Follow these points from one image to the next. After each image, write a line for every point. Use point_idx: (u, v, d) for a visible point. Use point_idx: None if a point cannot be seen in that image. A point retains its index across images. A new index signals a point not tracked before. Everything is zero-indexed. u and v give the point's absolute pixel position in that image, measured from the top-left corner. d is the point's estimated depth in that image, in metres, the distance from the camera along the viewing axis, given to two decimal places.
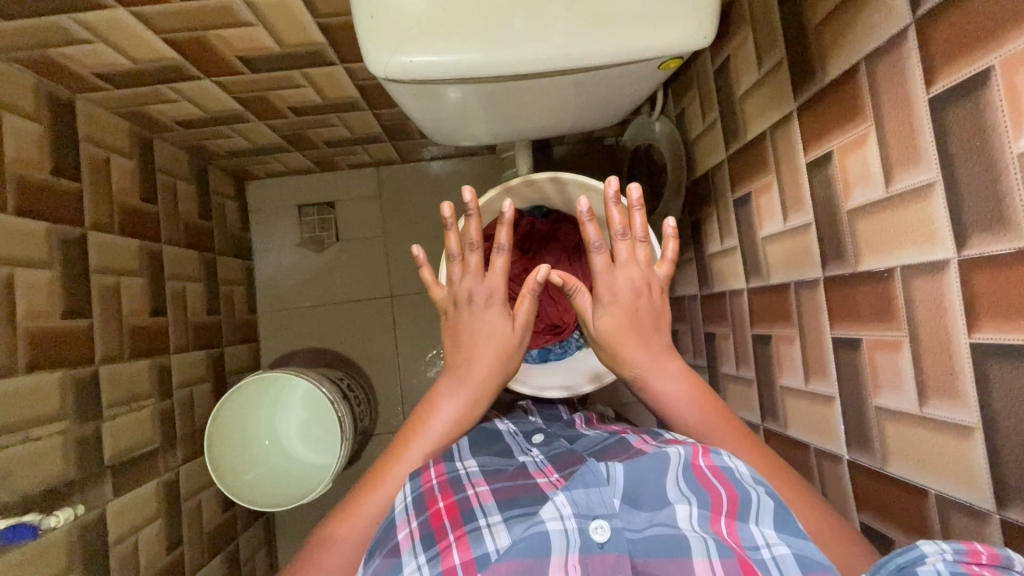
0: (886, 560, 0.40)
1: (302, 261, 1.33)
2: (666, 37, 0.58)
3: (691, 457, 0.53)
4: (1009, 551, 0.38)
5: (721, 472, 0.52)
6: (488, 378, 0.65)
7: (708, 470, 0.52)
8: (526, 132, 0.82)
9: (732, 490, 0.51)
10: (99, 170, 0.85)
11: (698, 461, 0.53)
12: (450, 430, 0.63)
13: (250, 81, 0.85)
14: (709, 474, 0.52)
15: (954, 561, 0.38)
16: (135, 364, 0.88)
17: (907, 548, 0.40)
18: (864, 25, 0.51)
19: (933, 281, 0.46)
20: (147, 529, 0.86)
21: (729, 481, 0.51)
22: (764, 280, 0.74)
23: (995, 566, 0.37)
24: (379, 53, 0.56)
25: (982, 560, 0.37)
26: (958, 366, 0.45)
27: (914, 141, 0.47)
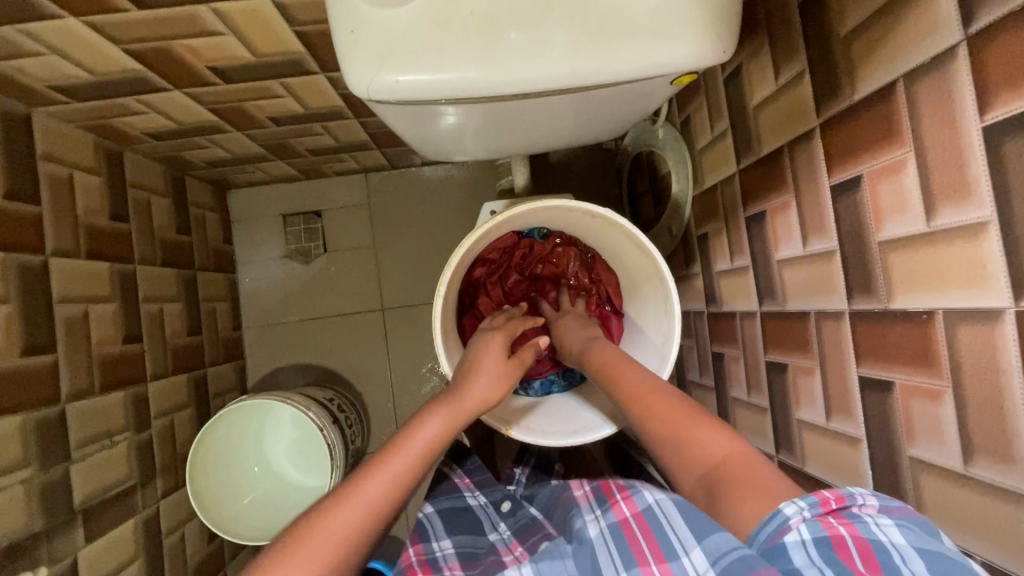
0: (759, 532, 0.42)
1: (287, 273, 1.27)
2: (681, 50, 0.52)
3: (616, 513, 0.53)
4: (854, 488, 0.41)
5: (641, 516, 0.50)
6: (478, 403, 0.61)
7: (630, 519, 0.51)
8: (525, 146, 0.77)
9: (652, 536, 0.47)
10: (62, 191, 0.79)
11: (622, 514, 0.52)
12: (421, 467, 0.53)
13: (224, 92, 0.78)
14: (632, 522, 0.50)
15: (812, 515, 0.40)
16: (108, 397, 0.82)
17: (773, 515, 0.41)
18: (903, 41, 0.46)
19: (985, 330, 0.42)
20: (124, 572, 0.81)
21: (647, 520, 0.49)
22: (779, 304, 0.69)
23: (843, 508, 0.40)
24: (362, 72, 0.50)
25: (832, 505, 0.40)
26: (1014, 427, 0.40)
27: (965, 174, 0.42)
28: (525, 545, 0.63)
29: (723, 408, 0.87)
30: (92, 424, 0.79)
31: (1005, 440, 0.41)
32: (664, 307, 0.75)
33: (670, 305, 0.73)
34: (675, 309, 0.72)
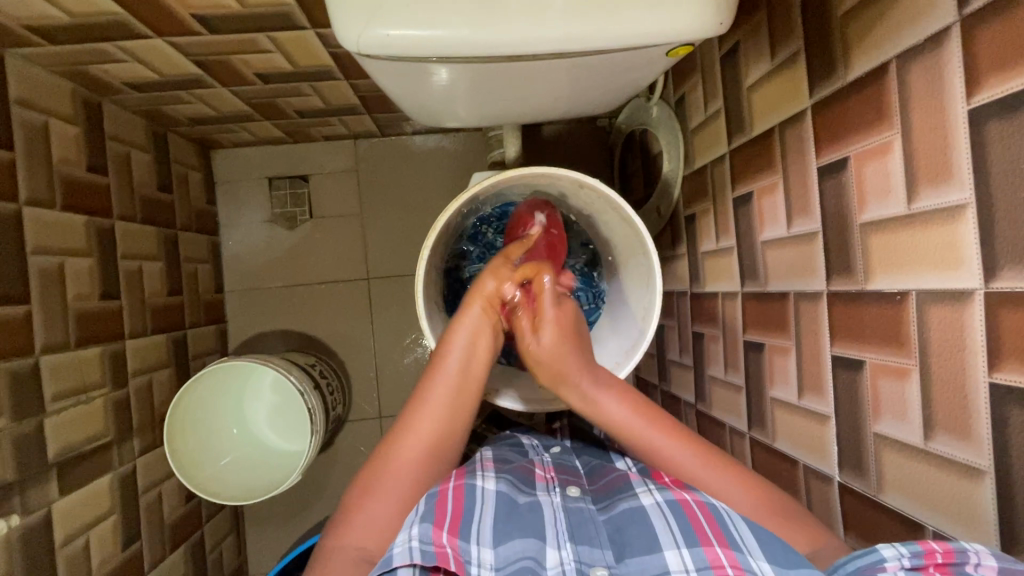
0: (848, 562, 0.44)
1: (271, 238, 1.25)
2: (680, 18, 0.51)
3: (674, 492, 0.56)
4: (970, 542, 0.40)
5: (705, 505, 0.54)
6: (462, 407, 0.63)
7: (692, 502, 0.54)
8: (517, 112, 0.76)
9: (717, 527, 0.51)
10: (37, 137, 0.76)
11: (681, 494, 0.55)
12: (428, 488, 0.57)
13: (210, 44, 0.76)
14: (694, 506, 0.53)
15: (911, 565, 0.41)
16: (84, 352, 0.81)
17: (869, 551, 0.43)
18: (900, 19, 0.46)
19: (953, 309, 0.43)
20: (101, 526, 0.81)
21: (710, 510, 0.53)
22: (760, 285, 0.70)
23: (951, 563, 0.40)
24: (352, 24, 0.49)
25: (937, 560, 0.40)
26: (973, 404, 0.42)
27: (948, 158, 0.42)
28: (559, 475, 0.65)
29: (701, 387, 0.89)
30: (67, 378, 0.78)
31: (966, 417, 0.43)
32: (645, 281, 0.76)
33: (651, 279, 0.74)
34: (656, 282, 0.73)
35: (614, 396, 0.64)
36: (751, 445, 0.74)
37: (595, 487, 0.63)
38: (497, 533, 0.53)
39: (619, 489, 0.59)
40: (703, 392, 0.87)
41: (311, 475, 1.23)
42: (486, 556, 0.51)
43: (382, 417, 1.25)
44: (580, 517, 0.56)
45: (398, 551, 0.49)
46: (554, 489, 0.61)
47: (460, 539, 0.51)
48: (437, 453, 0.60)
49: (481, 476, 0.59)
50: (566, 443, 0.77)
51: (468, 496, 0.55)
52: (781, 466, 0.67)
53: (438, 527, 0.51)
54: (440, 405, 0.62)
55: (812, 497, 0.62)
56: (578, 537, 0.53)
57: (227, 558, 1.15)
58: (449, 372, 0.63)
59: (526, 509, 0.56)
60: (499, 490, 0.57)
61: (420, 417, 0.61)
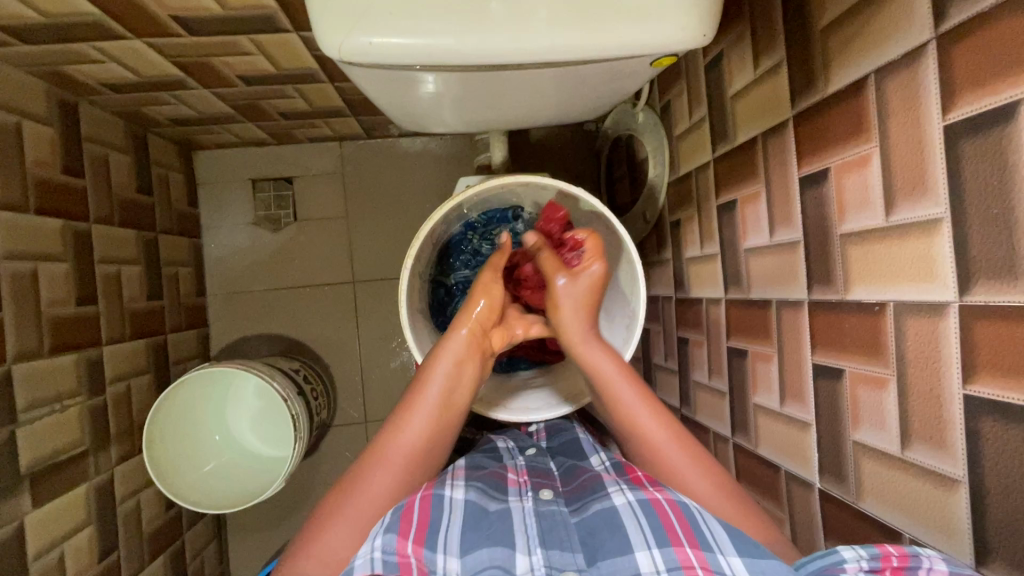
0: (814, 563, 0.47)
1: (255, 241, 1.23)
2: (664, 30, 0.51)
3: (646, 493, 0.55)
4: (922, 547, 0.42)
5: (676, 504, 0.54)
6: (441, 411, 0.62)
7: (663, 501, 0.54)
8: (502, 119, 0.76)
9: (687, 526, 0.51)
10: (10, 140, 0.74)
11: (653, 494, 0.55)
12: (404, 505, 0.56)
13: (190, 45, 0.74)
14: (665, 505, 0.53)
15: (869, 568, 0.43)
16: (58, 359, 0.79)
17: (831, 555, 0.46)
18: (879, 33, 0.46)
19: (929, 321, 0.44)
20: (77, 537, 0.79)
21: (682, 509, 0.53)
22: (743, 293, 0.70)
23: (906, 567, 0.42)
24: (334, 32, 0.49)
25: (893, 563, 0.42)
26: (948, 415, 0.43)
27: (924, 172, 0.43)
28: (533, 478, 0.64)
29: (686, 392, 0.89)
30: (41, 386, 0.76)
31: (942, 427, 0.43)
32: (631, 291, 0.76)
33: (636, 288, 0.73)
34: (642, 291, 0.72)
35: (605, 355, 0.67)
36: (734, 450, 0.74)
37: (568, 489, 0.63)
38: (464, 543, 0.52)
39: (591, 488, 0.59)
40: (688, 397, 0.87)
41: (296, 480, 1.22)
42: (451, 565, 0.50)
43: (367, 421, 1.24)
44: (551, 521, 0.55)
45: (360, 563, 0.48)
46: (527, 493, 0.60)
47: (425, 548, 0.51)
48: (422, 464, 0.60)
49: (450, 486, 0.58)
50: (542, 443, 0.77)
51: (435, 505, 0.55)
52: (764, 471, 0.68)
53: (403, 537, 0.50)
54: (423, 425, 0.61)
55: (794, 502, 0.62)
56: (548, 543, 0.52)
57: (208, 567, 1.13)
58: (433, 389, 0.62)
59: (494, 516, 0.56)
60: (467, 500, 0.57)
61: (402, 433, 0.61)
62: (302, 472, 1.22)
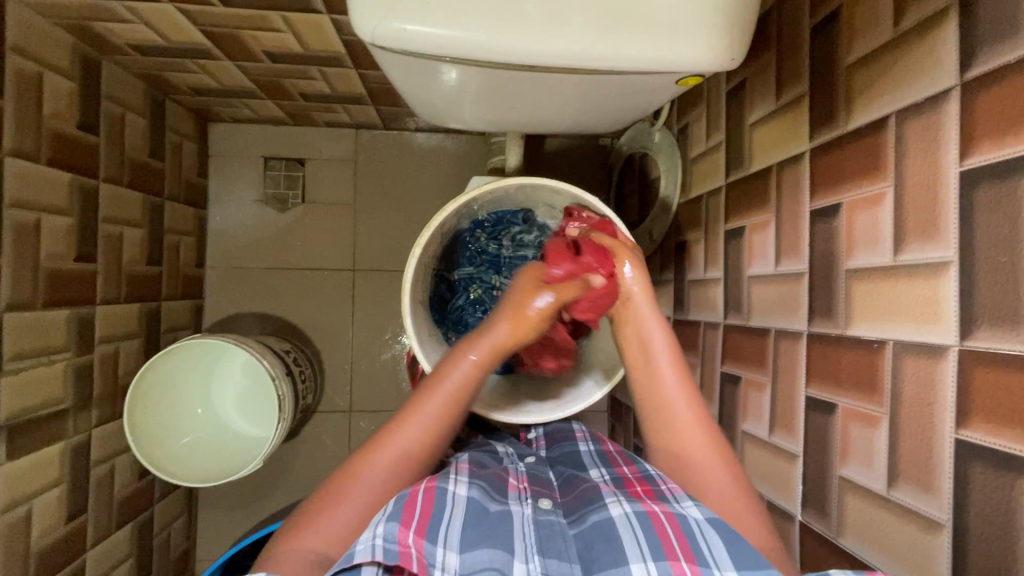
0: None
1: (260, 218, 1.23)
2: (695, 50, 0.52)
3: (644, 506, 0.54)
4: None
5: (674, 518, 0.52)
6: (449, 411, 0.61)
7: (660, 513, 0.52)
8: (521, 122, 0.76)
9: (685, 542, 0.50)
10: (29, 88, 0.74)
11: (650, 507, 0.53)
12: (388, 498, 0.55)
13: (221, 15, 0.75)
14: (662, 518, 0.52)
15: None
16: (50, 313, 0.79)
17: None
18: (904, 74, 0.47)
19: (928, 363, 0.44)
20: (46, 495, 0.78)
21: (680, 523, 0.51)
22: (743, 319, 0.71)
23: None
24: (369, 14, 0.49)
25: None
26: (938, 458, 0.43)
27: (936, 215, 0.43)
28: (532, 485, 0.63)
29: None
30: (30, 338, 0.75)
31: (931, 470, 0.44)
32: None
33: None
34: None
35: (665, 344, 0.66)
36: None
37: (566, 498, 0.61)
38: (464, 539, 0.50)
39: (590, 498, 0.57)
40: None
41: (273, 463, 1.20)
42: (450, 561, 0.49)
43: (351, 410, 1.23)
44: (551, 529, 0.53)
45: (361, 548, 0.47)
46: (527, 500, 0.58)
47: (426, 540, 0.49)
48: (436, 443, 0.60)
49: (453, 481, 0.56)
50: (542, 453, 0.75)
51: (438, 498, 0.53)
52: None
53: (405, 527, 0.49)
54: (442, 401, 0.61)
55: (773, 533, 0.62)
56: (547, 551, 0.50)
57: (175, 541, 1.11)
58: (452, 381, 0.62)
59: (495, 518, 0.53)
60: (469, 497, 0.55)
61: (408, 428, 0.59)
62: (280, 455, 1.21)
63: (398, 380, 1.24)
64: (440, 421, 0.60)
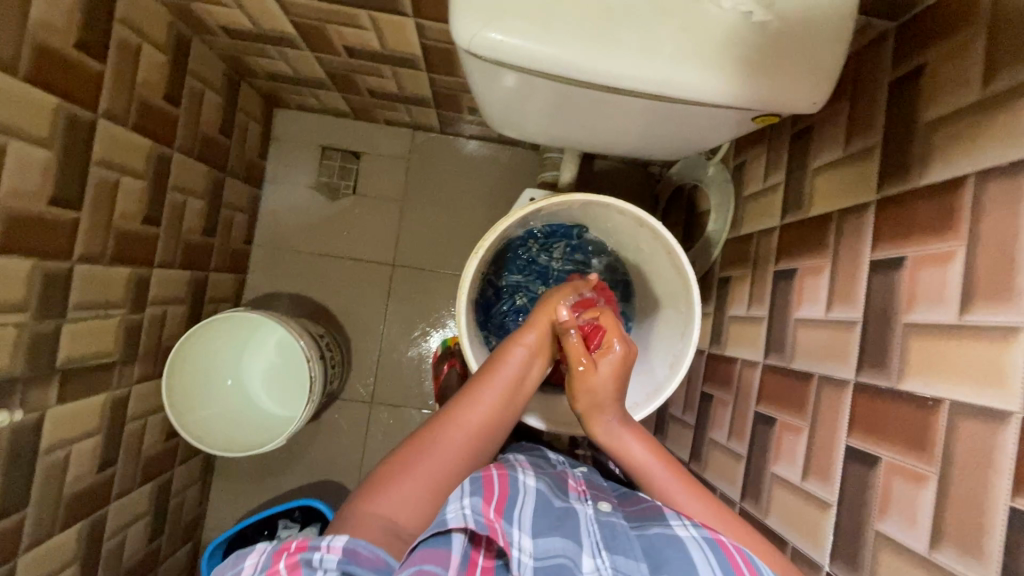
0: None
1: (311, 204, 1.27)
2: (775, 90, 0.53)
3: (710, 530, 0.53)
4: None
5: (743, 550, 0.51)
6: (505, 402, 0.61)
7: (728, 541, 0.52)
8: (585, 140, 0.78)
9: (754, 572, 0.49)
10: (128, 57, 0.79)
11: (717, 533, 0.53)
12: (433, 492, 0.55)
13: (313, 8, 0.79)
14: (732, 546, 0.51)
15: None
16: (113, 270, 0.82)
17: None
18: (988, 137, 0.47)
19: (987, 428, 0.43)
20: (84, 442, 0.81)
21: (749, 556, 0.51)
22: (785, 361, 0.70)
23: None
24: (468, 23, 0.51)
25: None
26: (989, 524, 0.42)
27: (1010, 280, 0.43)
28: (589, 488, 0.62)
29: (699, 447, 0.88)
30: (93, 290, 0.79)
31: (980, 536, 0.43)
32: (681, 331, 0.76)
33: (689, 330, 0.74)
34: (693, 336, 0.72)
35: (635, 438, 0.64)
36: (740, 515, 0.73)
37: (624, 507, 0.60)
38: (536, 526, 0.51)
39: (652, 511, 0.56)
40: (701, 453, 0.87)
41: (290, 443, 1.22)
42: (526, 543, 0.49)
43: (372, 402, 1.25)
44: (616, 533, 0.52)
45: (452, 515, 0.47)
46: (587, 501, 0.58)
47: (504, 520, 0.49)
48: (492, 430, 0.59)
49: (522, 471, 0.56)
50: (590, 463, 0.74)
51: (513, 484, 0.53)
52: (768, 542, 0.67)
53: (487, 503, 0.49)
54: (496, 399, 0.60)
55: None
56: (614, 549, 0.51)
57: (187, 506, 1.13)
58: (506, 371, 0.62)
59: (562, 510, 0.54)
60: (538, 488, 0.55)
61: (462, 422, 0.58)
62: (298, 436, 1.23)
63: (421, 378, 1.26)
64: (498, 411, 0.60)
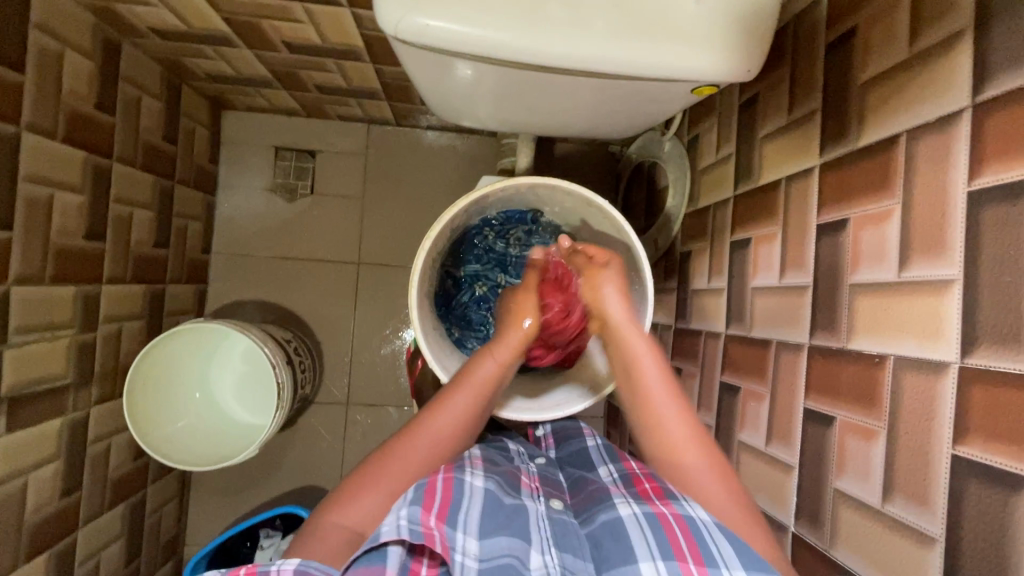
0: None
1: (268, 207, 1.23)
2: (708, 60, 0.53)
3: (652, 506, 0.54)
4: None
5: (683, 520, 0.52)
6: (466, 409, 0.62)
7: (669, 515, 0.52)
8: (534, 123, 0.77)
9: (693, 541, 0.50)
10: (49, 65, 0.75)
11: (659, 508, 0.54)
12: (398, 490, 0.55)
13: (243, 3, 0.75)
14: (672, 520, 0.52)
15: None
16: (56, 290, 0.79)
17: None
18: (917, 94, 0.48)
19: (928, 380, 0.44)
20: (43, 470, 0.78)
21: (690, 526, 0.51)
22: (745, 330, 0.71)
23: None
24: (393, 9, 0.50)
25: None
26: (933, 473, 0.43)
27: (942, 234, 0.44)
28: (543, 486, 0.63)
29: None
30: (35, 312, 0.76)
31: (926, 485, 0.44)
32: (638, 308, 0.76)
33: (643, 306, 0.74)
34: (648, 312, 0.73)
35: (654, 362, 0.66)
36: None
37: (577, 498, 0.62)
38: (483, 526, 0.51)
39: (600, 497, 0.58)
40: None
41: (267, 451, 1.21)
42: (470, 546, 0.50)
43: (348, 403, 1.23)
44: (564, 527, 0.54)
45: (386, 529, 0.48)
46: (538, 498, 0.59)
47: (447, 525, 0.50)
48: (464, 436, 0.61)
49: (470, 472, 0.57)
50: (552, 455, 0.75)
51: (456, 487, 0.54)
52: None
53: (427, 511, 0.51)
54: (457, 407, 0.61)
55: None
56: (562, 546, 0.52)
57: (165, 525, 1.11)
58: (472, 380, 0.64)
59: (511, 509, 0.54)
60: (486, 487, 0.55)
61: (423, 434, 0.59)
62: (275, 444, 1.21)
63: (396, 375, 1.24)
64: (462, 419, 0.61)
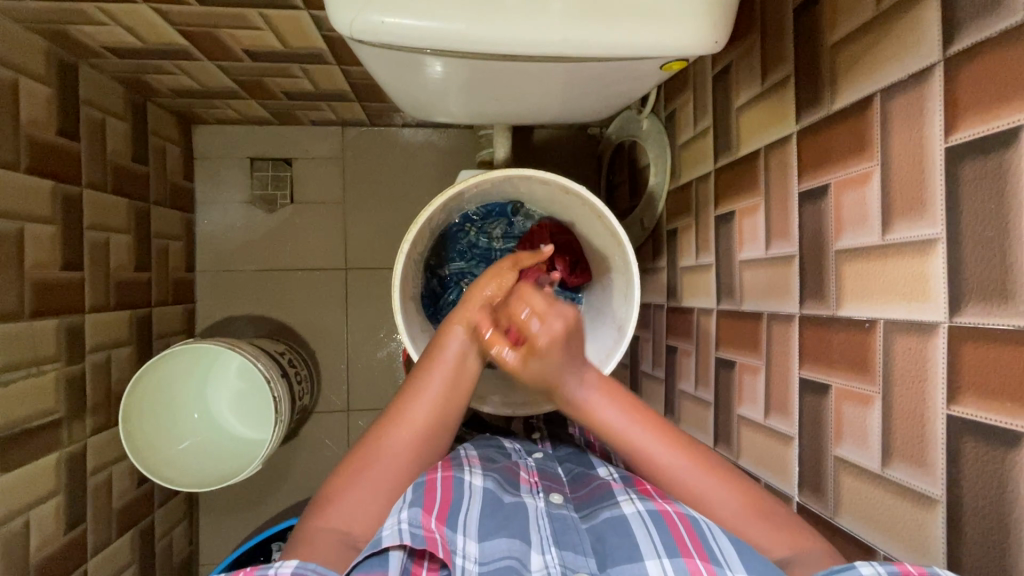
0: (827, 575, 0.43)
1: (249, 219, 1.21)
2: (673, 34, 0.52)
3: (657, 504, 0.55)
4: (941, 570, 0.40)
5: (687, 518, 0.53)
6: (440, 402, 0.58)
7: (674, 513, 0.53)
8: (507, 113, 0.76)
9: (697, 538, 0.51)
10: (5, 95, 0.73)
11: (663, 506, 0.55)
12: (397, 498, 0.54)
13: (198, 13, 0.73)
14: (676, 518, 0.53)
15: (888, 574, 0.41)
16: (39, 324, 0.78)
17: (846, 569, 0.42)
18: (888, 52, 0.47)
19: (918, 342, 0.44)
20: (44, 506, 0.77)
21: (693, 523, 0.52)
22: (736, 304, 0.70)
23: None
24: (346, 8, 0.48)
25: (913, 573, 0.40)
26: (930, 434, 0.43)
27: (922, 193, 0.43)
28: (543, 480, 0.64)
29: (671, 400, 0.89)
30: (18, 348, 0.74)
31: (923, 446, 0.44)
32: (625, 293, 0.75)
33: (631, 290, 0.73)
34: (635, 296, 0.72)
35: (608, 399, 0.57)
36: None
37: (578, 494, 0.62)
38: (483, 528, 0.53)
39: (602, 495, 0.59)
40: (673, 406, 0.88)
41: (273, 465, 1.20)
42: (471, 549, 0.50)
43: (349, 410, 1.23)
44: (563, 523, 0.55)
45: (388, 533, 0.48)
46: (538, 494, 0.60)
47: (447, 527, 0.51)
48: (430, 443, 0.58)
49: (469, 472, 0.58)
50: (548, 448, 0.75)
51: (457, 489, 0.55)
52: None
53: (428, 513, 0.51)
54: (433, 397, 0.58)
55: None
56: (562, 544, 0.52)
57: (177, 547, 1.11)
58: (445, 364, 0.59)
59: (510, 508, 0.55)
60: (485, 488, 0.57)
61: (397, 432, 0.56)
62: (279, 457, 1.20)
63: (394, 377, 1.24)
64: (438, 407, 0.58)
